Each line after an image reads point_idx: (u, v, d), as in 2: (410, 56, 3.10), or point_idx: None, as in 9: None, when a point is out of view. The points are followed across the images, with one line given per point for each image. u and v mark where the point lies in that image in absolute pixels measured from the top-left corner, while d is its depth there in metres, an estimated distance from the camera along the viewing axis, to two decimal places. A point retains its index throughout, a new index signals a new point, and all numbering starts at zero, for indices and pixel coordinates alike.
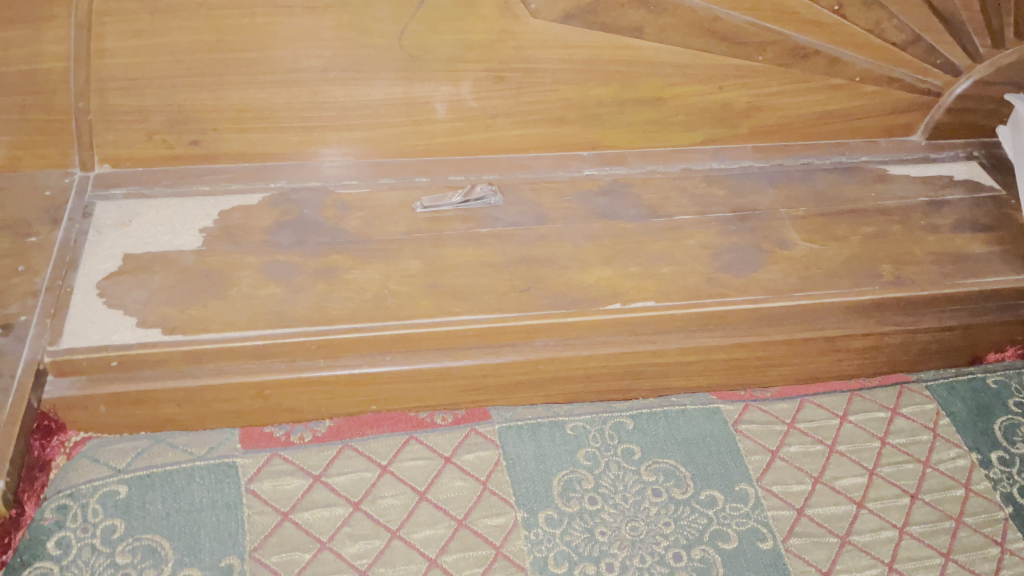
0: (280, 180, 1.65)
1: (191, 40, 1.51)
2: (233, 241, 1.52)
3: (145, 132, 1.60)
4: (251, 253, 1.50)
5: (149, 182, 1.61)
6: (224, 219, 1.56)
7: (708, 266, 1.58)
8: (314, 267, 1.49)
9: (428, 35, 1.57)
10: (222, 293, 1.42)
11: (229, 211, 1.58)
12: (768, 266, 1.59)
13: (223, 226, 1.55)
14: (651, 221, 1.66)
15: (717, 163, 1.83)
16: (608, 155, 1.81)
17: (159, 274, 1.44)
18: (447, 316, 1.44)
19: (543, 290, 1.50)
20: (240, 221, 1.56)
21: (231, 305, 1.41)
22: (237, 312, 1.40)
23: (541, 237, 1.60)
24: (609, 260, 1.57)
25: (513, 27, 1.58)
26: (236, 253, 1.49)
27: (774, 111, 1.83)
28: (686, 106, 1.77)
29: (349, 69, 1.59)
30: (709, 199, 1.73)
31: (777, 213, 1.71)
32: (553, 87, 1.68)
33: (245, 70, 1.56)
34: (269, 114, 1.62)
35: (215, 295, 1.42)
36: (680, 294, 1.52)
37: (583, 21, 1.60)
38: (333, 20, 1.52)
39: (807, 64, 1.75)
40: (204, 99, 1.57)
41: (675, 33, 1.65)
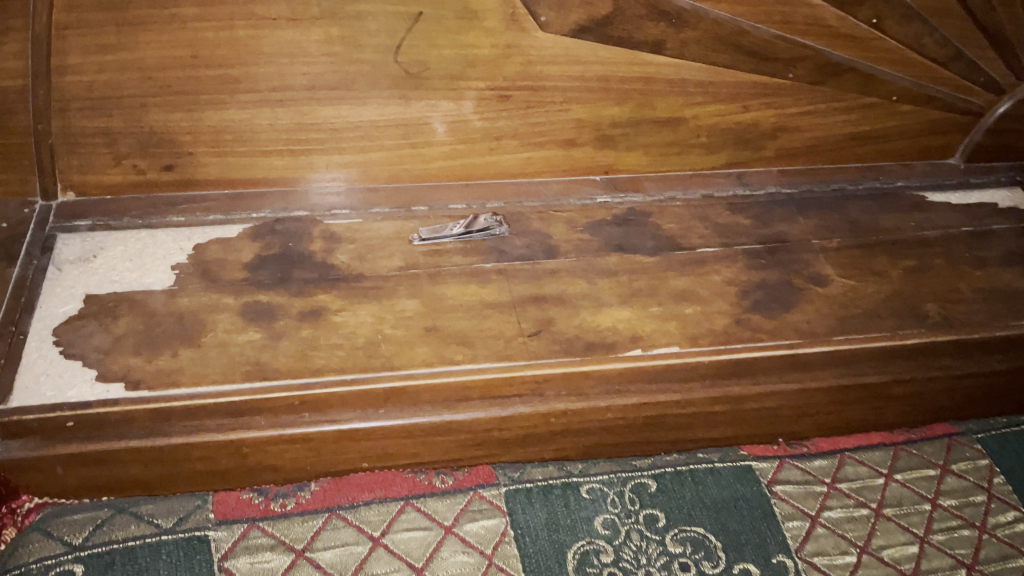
0: (264, 211, 1.51)
1: (162, 56, 1.35)
2: (209, 279, 1.36)
3: (113, 156, 1.44)
4: (228, 293, 1.34)
5: (117, 212, 1.46)
6: (201, 253, 1.41)
7: (737, 305, 1.43)
8: (300, 310, 1.33)
9: (427, 50, 1.41)
10: (194, 340, 1.27)
11: (209, 244, 1.43)
12: (801, 305, 1.44)
13: (200, 262, 1.39)
14: (671, 254, 1.51)
15: (740, 189, 1.68)
16: (622, 180, 1.67)
17: (123, 318, 1.28)
18: (448, 366, 1.28)
19: (555, 334, 1.35)
20: (220, 255, 1.40)
21: (204, 354, 1.25)
22: (211, 363, 1.24)
23: (551, 273, 1.45)
24: (627, 300, 1.42)
25: (520, 41, 1.43)
26: (214, 293, 1.34)
27: (803, 132, 1.68)
28: (707, 126, 1.63)
29: (339, 87, 1.43)
30: (735, 229, 1.58)
31: (810, 245, 1.56)
32: (563, 106, 1.54)
33: (224, 88, 1.40)
34: (251, 136, 1.46)
35: (185, 343, 1.26)
36: (707, 339, 1.37)
37: (597, 35, 1.45)
38: (321, 33, 1.36)
39: (839, 81, 1.60)
40: (179, 121, 1.42)
41: (697, 48, 1.50)
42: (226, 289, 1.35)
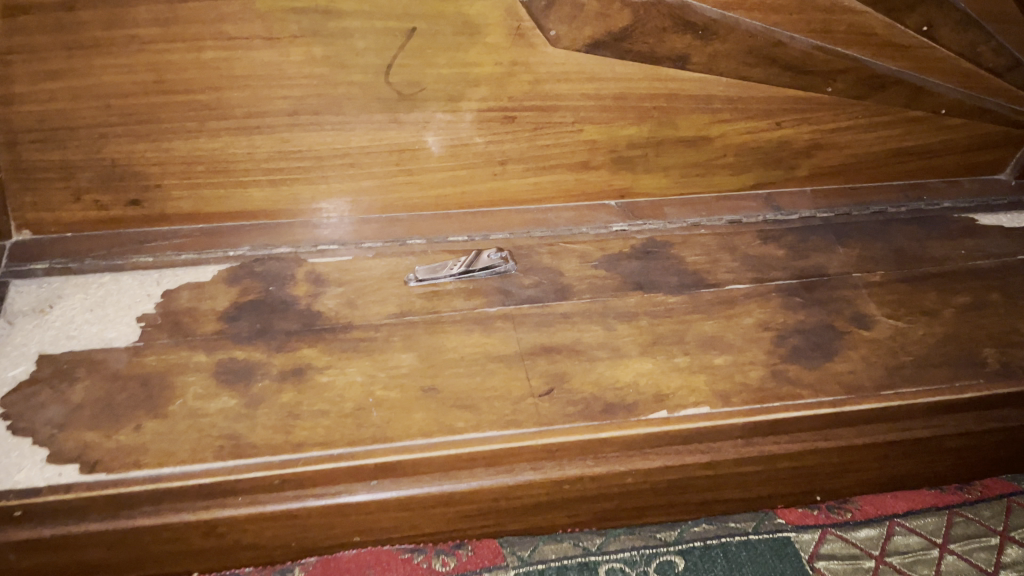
0: (243, 249, 1.36)
1: (121, 82, 1.19)
2: (180, 331, 1.21)
3: (71, 192, 1.29)
4: (200, 352, 1.19)
5: (78, 253, 1.32)
6: (170, 301, 1.26)
7: (772, 354, 1.27)
8: (281, 368, 1.18)
9: (421, 68, 1.25)
10: (161, 410, 1.12)
11: (179, 292, 1.27)
12: (845, 352, 1.29)
13: (169, 313, 1.24)
14: (697, 292, 1.36)
15: (770, 214, 1.52)
16: (640, 206, 1.51)
17: (82, 383, 1.14)
18: (449, 435, 1.12)
19: (570, 393, 1.19)
20: (191, 304, 1.26)
21: (171, 426, 1.10)
22: (179, 437, 1.09)
23: (563, 318, 1.30)
24: (649, 349, 1.26)
25: (527, 57, 1.26)
26: (185, 350, 1.19)
27: (840, 148, 1.52)
28: (735, 145, 1.46)
29: (324, 112, 1.27)
30: (766, 262, 1.43)
31: (851, 279, 1.41)
32: (575, 127, 1.38)
33: (194, 115, 1.24)
34: (226, 166, 1.31)
35: (151, 413, 1.11)
36: (741, 395, 1.21)
37: (615, 50, 1.28)
38: (301, 53, 1.20)
39: (883, 94, 1.43)
40: (144, 151, 1.26)
41: (726, 61, 1.33)
42: (198, 344, 1.20)
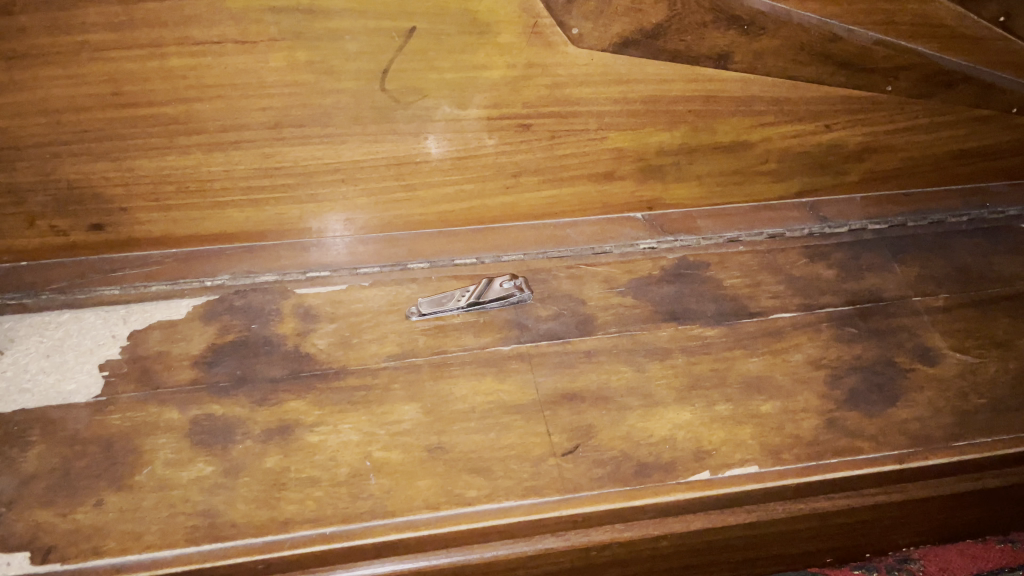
0: (218, 279, 1.20)
1: (74, 94, 1.01)
2: (152, 381, 1.06)
3: (23, 218, 1.12)
4: (175, 409, 1.04)
5: (35, 285, 1.16)
6: (137, 344, 1.11)
7: (827, 399, 1.12)
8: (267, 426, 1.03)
9: (422, 74, 1.08)
10: (127, 481, 0.96)
11: (145, 334, 1.12)
12: (908, 396, 1.14)
13: (139, 360, 1.09)
14: (738, 324, 1.20)
15: (816, 226, 1.36)
16: (670, 217, 1.33)
17: (35, 448, 0.99)
18: (458, 507, 0.97)
19: (597, 451, 1.04)
20: (161, 350, 1.10)
21: (137, 501, 0.95)
22: (148, 516, 0.94)
23: (587, 357, 1.14)
24: (687, 395, 1.11)
25: (545, 58, 1.09)
26: (157, 407, 1.04)
27: (896, 152, 1.34)
28: (779, 150, 1.29)
29: (311, 123, 1.10)
30: (815, 285, 1.27)
31: (910, 305, 1.26)
32: (598, 134, 1.20)
33: (161, 130, 1.07)
34: (200, 185, 1.14)
35: (114, 484, 0.96)
36: (793, 451, 1.06)
37: (646, 49, 1.10)
38: (282, 58, 1.02)
39: (949, 93, 1.26)
40: (104, 171, 1.10)
41: (774, 59, 1.15)
42: (173, 398, 1.05)
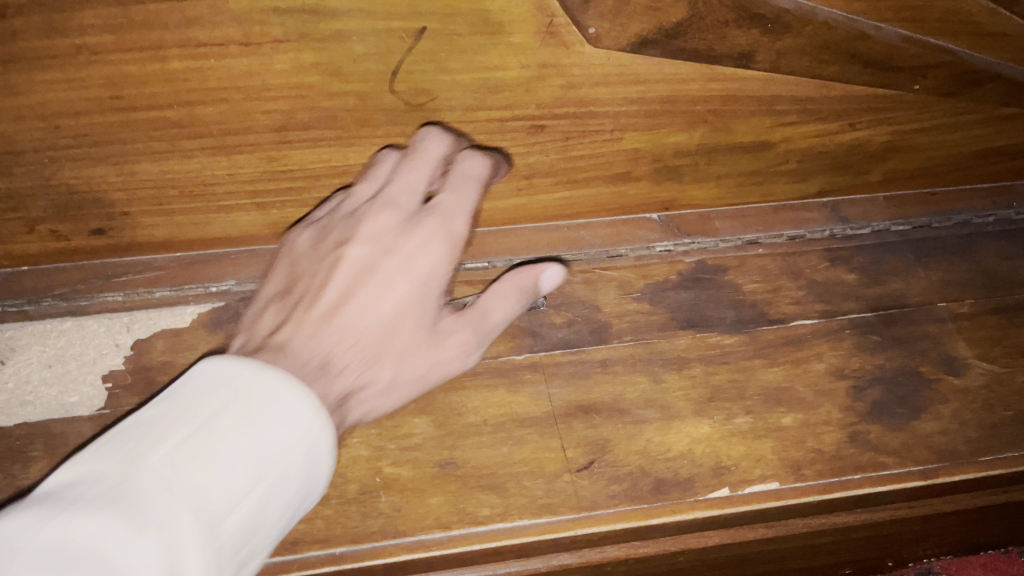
0: (438, 194, 1.05)
1: (72, 99, 0.97)
2: (403, 276, 1.00)
3: (23, 223, 1.09)
4: (406, 310, 0.99)
5: (35, 291, 1.14)
6: (392, 227, 1.02)
7: (849, 411, 1.10)
8: (395, 355, 0.98)
9: (433, 75, 1.03)
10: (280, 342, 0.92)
11: (397, 204, 1.02)
12: (933, 408, 1.13)
13: (386, 257, 1.00)
14: (757, 332, 1.17)
15: (838, 227, 1.31)
16: (687, 219, 1.30)
17: (39, 464, 1.01)
18: (471, 526, 0.95)
19: (613, 467, 1.02)
20: (371, 240, 1.01)
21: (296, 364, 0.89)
22: (308, 373, 0.89)
23: (602, 367, 1.10)
24: (705, 408, 1.08)
25: (560, 59, 1.04)
26: (282, 295, 1.00)
27: (921, 151, 1.29)
28: (800, 150, 1.24)
29: (317, 127, 1.06)
30: (836, 291, 1.23)
31: (934, 312, 1.23)
32: (614, 135, 1.16)
33: (163, 134, 1.03)
34: (202, 189, 1.10)
35: (343, 346, 0.95)
36: (816, 466, 1.05)
37: (666, 48, 1.05)
38: (287, 60, 0.97)
39: (978, 92, 1.21)
40: (105, 176, 1.06)
41: (798, 59, 1.10)
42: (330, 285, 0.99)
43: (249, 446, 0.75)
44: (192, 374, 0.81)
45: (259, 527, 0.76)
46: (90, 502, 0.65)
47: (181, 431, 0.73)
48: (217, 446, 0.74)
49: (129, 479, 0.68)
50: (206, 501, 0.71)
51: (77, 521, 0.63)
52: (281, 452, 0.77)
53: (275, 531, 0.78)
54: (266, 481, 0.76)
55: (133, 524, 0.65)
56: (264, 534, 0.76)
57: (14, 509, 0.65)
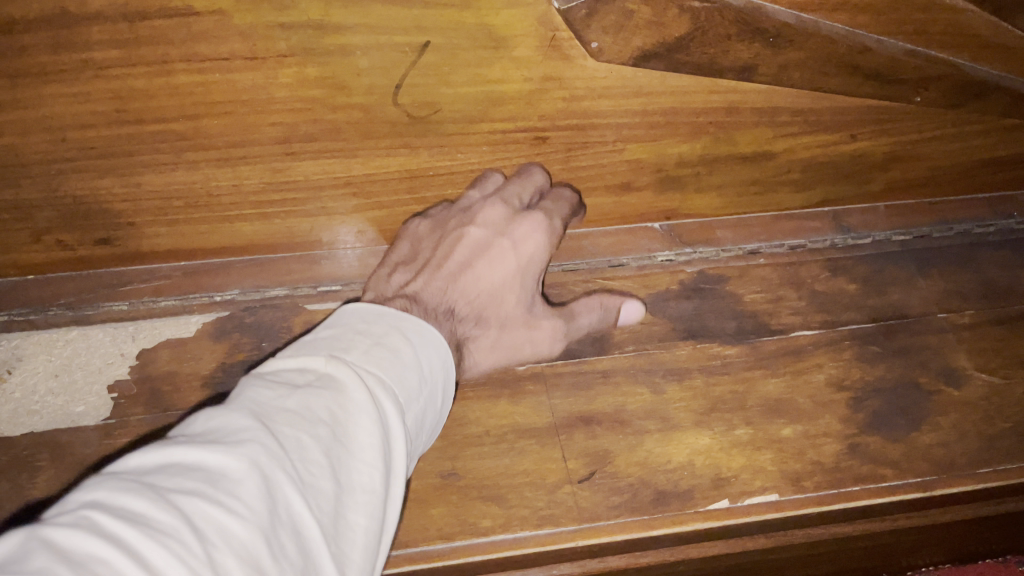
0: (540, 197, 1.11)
1: (78, 112, 0.98)
2: (512, 255, 1.06)
3: (29, 233, 1.10)
4: (512, 283, 1.06)
5: (42, 300, 1.15)
6: (505, 217, 1.06)
7: (849, 422, 1.12)
8: (500, 321, 1.05)
9: (436, 88, 1.03)
10: (411, 291, 0.99)
11: (510, 200, 1.06)
12: (933, 419, 1.14)
13: (499, 238, 1.05)
14: (760, 343, 1.17)
15: (839, 237, 1.32)
16: (688, 228, 1.30)
17: (44, 474, 1.03)
18: (473, 538, 0.97)
19: (614, 479, 1.03)
20: (489, 224, 1.05)
21: (432, 311, 0.97)
22: (438, 316, 0.97)
23: (604, 378, 1.11)
24: (706, 419, 1.09)
25: (563, 72, 1.04)
26: (408, 260, 1.06)
27: (923, 160, 1.29)
28: (802, 160, 1.24)
29: (322, 139, 1.06)
30: (837, 301, 1.24)
31: (934, 323, 1.24)
32: (615, 145, 1.16)
33: (168, 146, 1.04)
34: (207, 200, 1.11)
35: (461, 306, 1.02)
36: (815, 479, 1.07)
37: (668, 61, 1.04)
38: (291, 74, 0.98)
39: (981, 103, 1.20)
40: (111, 187, 1.07)
41: (799, 72, 1.09)
42: (448, 253, 1.05)
43: (402, 350, 0.85)
44: (340, 311, 0.89)
45: (419, 430, 0.85)
46: (306, 388, 0.74)
47: (358, 343, 0.83)
48: (390, 356, 0.83)
49: (330, 368, 0.77)
50: (384, 378, 0.80)
51: (291, 396, 0.72)
52: (431, 362, 0.87)
53: (426, 436, 0.87)
54: (428, 388, 0.86)
55: (335, 396, 0.74)
56: (419, 435, 0.86)
57: (252, 389, 0.73)
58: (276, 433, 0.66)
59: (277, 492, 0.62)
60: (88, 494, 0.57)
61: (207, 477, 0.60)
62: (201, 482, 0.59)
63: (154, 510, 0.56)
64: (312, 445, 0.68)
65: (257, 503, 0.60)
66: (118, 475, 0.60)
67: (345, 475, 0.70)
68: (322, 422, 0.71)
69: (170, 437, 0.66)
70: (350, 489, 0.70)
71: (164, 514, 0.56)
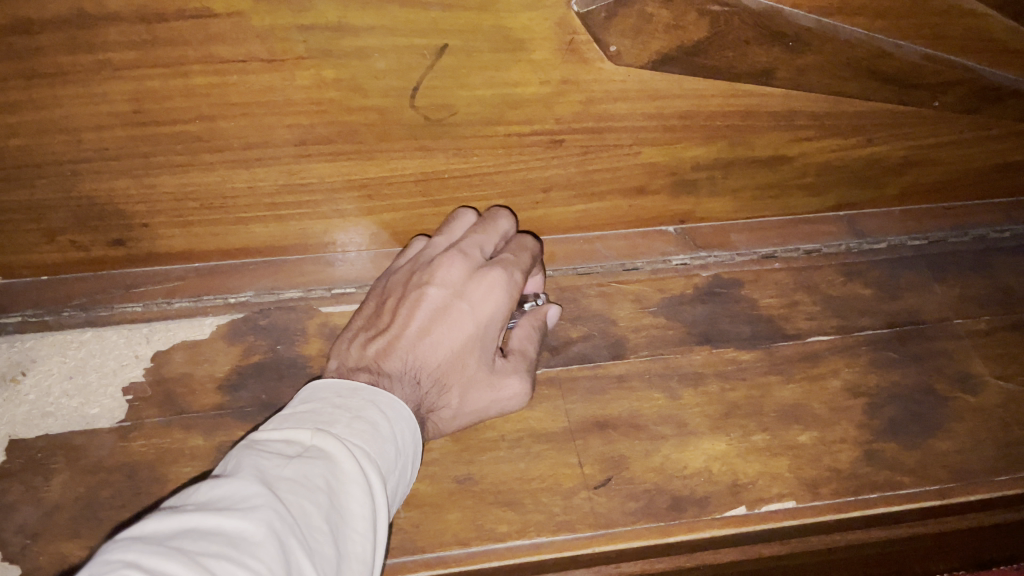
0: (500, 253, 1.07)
1: (94, 113, 0.97)
2: (473, 313, 1.01)
3: (44, 233, 1.10)
4: (473, 344, 1.02)
5: (56, 301, 1.15)
6: (464, 276, 1.03)
7: (865, 429, 1.12)
8: (467, 383, 1.00)
9: (453, 90, 1.02)
10: (369, 363, 0.97)
11: (466, 255, 1.04)
12: (949, 426, 1.14)
13: (459, 300, 1.02)
14: (772, 348, 1.18)
15: (854, 241, 1.32)
16: (702, 231, 1.29)
17: (59, 476, 1.02)
18: (489, 544, 0.96)
19: (630, 484, 1.03)
20: (447, 283, 1.02)
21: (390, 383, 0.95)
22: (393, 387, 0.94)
23: (619, 383, 1.11)
24: (722, 424, 1.09)
25: (581, 75, 1.03)
26: (369, 326, 1.04)
27: (939, 165, 1.28)
28: (817, 164, 1.23)
29: (338, 141, 1.06)
30: (853, 306, 1.25)
31: (949, 329, 1.24)
32: (631, 149, 1.15)
33: (183, 148, 1.03)
34: (222, 202, 1.11)
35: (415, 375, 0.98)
36: (832, 486, 1.06)
37: (686, 65, 1.04)
38: (308, 76, 0.97)
39: (1000, 108, 1.19)
40: (126, 188, 1.07)
41: (817, 76, 1.09)
42: (409, 317, 1.01)
43: (382, 422, 0.87)
44: (315, 386, 0.90)
45: (397, 497, 0.87)
46: (300, 458, 0.76)
47: (340, 415, 0.84)
48: (375, 427, 0.85)
49: (318, 438, 0.79)
50: (368, 447, 0.82)
51: (288, 464, 0.74)
52: (409, 429, 0.90)
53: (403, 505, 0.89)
54: (408, 458, 0.88)
55: (328, 464, 0.76)
56: (396, 504, 0.87)
57: (246, 460, 0.74)
58: (282, 500, 0.69)
59: (292, 555, 0.65)
60: (119, 558, 0.59)
61: (228, 542, 0.62)
62: (224, 547, 0.61)
63: (188, 574, 0.57)
64: (314, 513, 0.71)
65: (277, 566, 0.63)
66: (140, 541, 0.61)
67: (342, 543, 0.72)
68: (321, 490, 0.73)
69: (176, 507, 0.68)
70: (347, 557, 0.72)
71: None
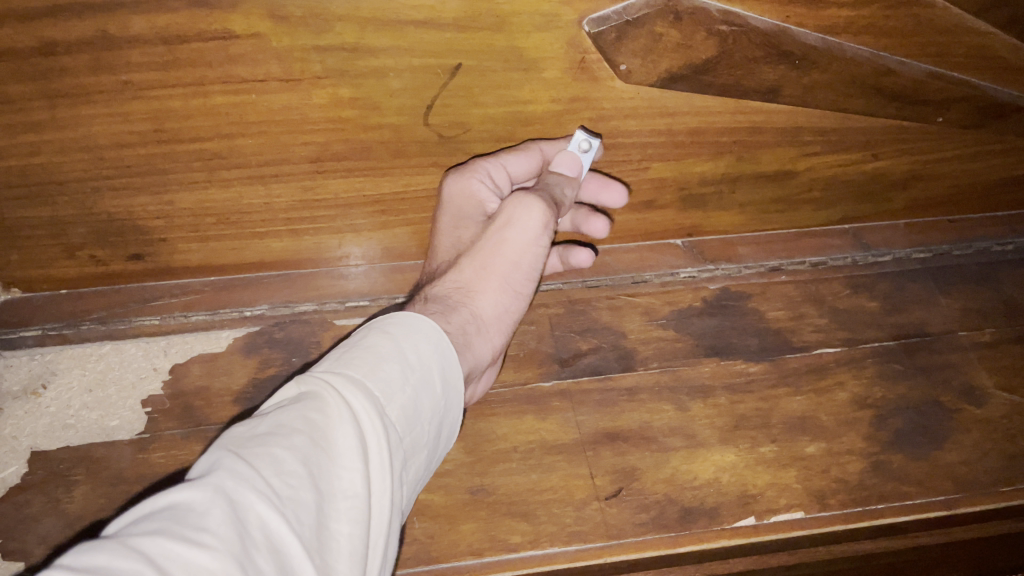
0: None
1: (115, 131, 0.99)
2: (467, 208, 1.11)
3: (63, 248, 1.13)
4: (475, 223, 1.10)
5: (75, 315, 1.18)
6: None
7: (872, 440, 1.13)
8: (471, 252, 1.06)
9: (466, 108, 1.04)
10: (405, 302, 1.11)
11: None
12: (955, 438, 1.15)
13: None
14: (780, 360, 1.20)
15: (859, 254, 1.33)
16: (710, 244, 1.31)
17: (80, 488, 1.04)
18: (504, 553, 0.98)
19: (641, 495, 1.04)
20: None
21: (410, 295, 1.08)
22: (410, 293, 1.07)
23: (630, 396, 1.13)
24: (731, 436, 1.11)
25: (592, 93, 1.05)
26: None
27: (943, 178, 1.30)
28: (823, 178, 1.25)
29: (353, 158, 1.08)
30: (859, 319, 1.26)
31: (955, 342, 1.25)
32: (641, 164, 1.17)
33: (201, 165, 1.05)
34: (238, 217, 1.13)
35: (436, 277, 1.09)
36: (840, 497, 1.08)
37: (694, 83, 1.05)
38: (325, 95, 0.99)
39: (1004, 123, 1.21)
40: (145, 205, 1.09)
41: (823, 93, 1.10)
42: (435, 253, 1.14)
43: (380, 348, 0.84)
44: None
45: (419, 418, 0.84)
46: (277, 411, 0.74)
47: (332, 360, 0.83)
48: (371, 356, 0.82)
49: (301, 387, 0.78)
50: (361, 379, 0.80)
51: (262, 422, 0.72)
52: (417, 348, 0.86)
53: (433, 434, 0.86)
54: (420, 375, 0.84)
55: (308, 407, 0.74)
56: (423, 430, 0.84)
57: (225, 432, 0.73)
58: (244, 458, 0.66)
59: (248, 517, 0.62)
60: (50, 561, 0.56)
61: (172, 516, 0.60)
62: (166, 522, 0.59)
63: (112, 558, 0.54)
64: (287, 458, 0.68)
65: (224, 530, 0.59)
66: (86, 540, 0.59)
67: (325, 485, 0.70)
68: (295, 438, 0.70)
69: None
70: (333, 497, 0.70)
71: (128, 556, 0.54)
